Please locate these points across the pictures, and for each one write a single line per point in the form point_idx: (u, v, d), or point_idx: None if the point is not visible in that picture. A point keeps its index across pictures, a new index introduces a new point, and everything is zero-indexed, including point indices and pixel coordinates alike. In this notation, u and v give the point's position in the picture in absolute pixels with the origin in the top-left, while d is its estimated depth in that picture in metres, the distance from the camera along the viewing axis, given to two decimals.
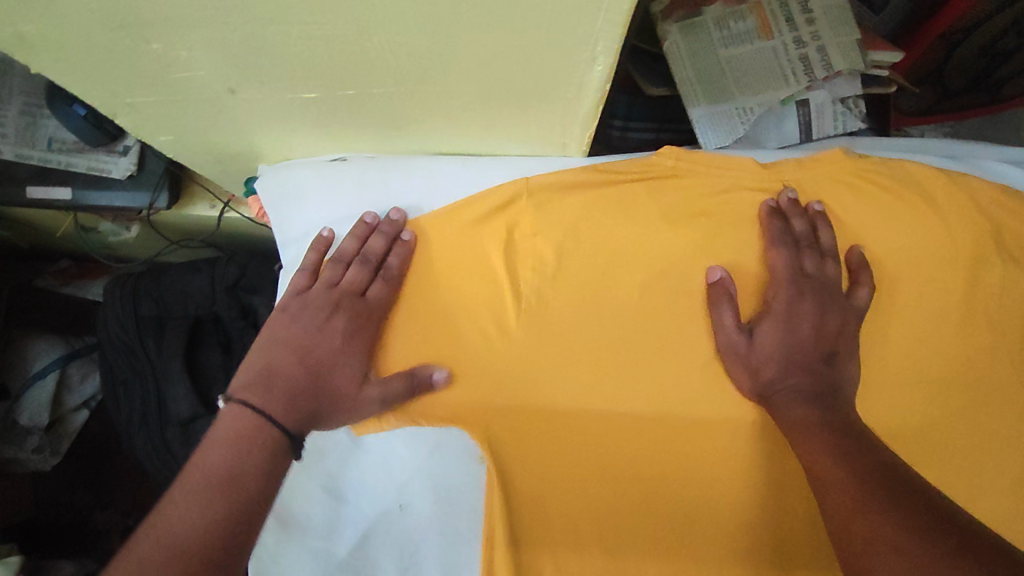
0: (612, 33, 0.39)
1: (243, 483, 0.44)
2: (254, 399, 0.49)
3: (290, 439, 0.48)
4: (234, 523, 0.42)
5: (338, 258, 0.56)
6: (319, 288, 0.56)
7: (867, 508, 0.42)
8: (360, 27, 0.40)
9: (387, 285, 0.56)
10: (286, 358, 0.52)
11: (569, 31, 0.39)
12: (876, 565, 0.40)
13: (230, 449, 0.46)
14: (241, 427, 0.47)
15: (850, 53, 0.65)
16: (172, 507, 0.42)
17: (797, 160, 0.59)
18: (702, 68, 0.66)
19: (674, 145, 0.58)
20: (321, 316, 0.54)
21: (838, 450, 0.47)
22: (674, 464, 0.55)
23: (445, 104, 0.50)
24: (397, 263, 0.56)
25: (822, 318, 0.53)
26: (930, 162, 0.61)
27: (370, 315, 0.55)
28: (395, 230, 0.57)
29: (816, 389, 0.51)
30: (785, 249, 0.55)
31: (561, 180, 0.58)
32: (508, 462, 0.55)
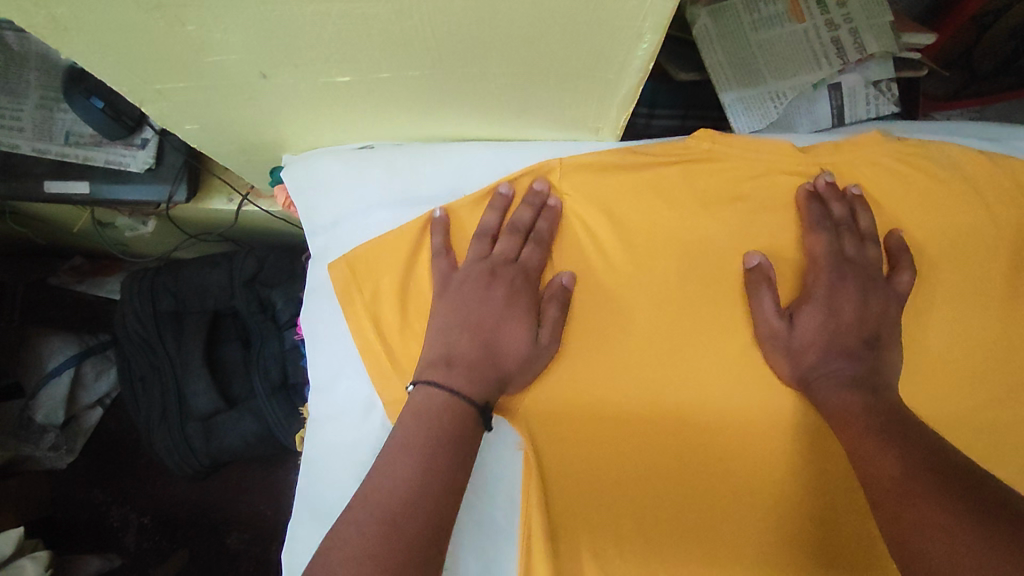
0: (659, 11, 0.38)
1: (436, 456, 0.45)
2: (437, 379, 0.49)
3: (478, 410, 0.48)
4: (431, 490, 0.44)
5: (481, 233, 0.55)
6: (468, 264, 0.54)
7: (919, 492, 0.41)
8: (401, 7, 0.39)
9: (539, 247, 0.54)
10: (459, 335, 0.51)
11: (615, 8, 0.38)
12: (926, 547, 0.39)
13: (425, 424, 0.47)
14: (436, 403, 0.48)
15: (883, 36, 0.64)
16: (379, 474, 0.44)
17: (834, 144, 0.58)
18: (733, 52, 0.65)
19: (709, 128, 0.58)
20: (480, 288, 0.53)
21: (884, 433, 0.46)
22: (713, 451, 0.54)
23: (480, 86, 0.49)
24: (547, 227, 0.55)
25: (865, 300, 0.52)
26: (964, 142, 0.60)
27: (527, 277, 0.53)
28: (541, 199, 0.55)
29: (860, 374, 0.50)
30: (824, 233, 0.53)
31: (595, 164, 0.57)
32: (545, 451, 0.54)
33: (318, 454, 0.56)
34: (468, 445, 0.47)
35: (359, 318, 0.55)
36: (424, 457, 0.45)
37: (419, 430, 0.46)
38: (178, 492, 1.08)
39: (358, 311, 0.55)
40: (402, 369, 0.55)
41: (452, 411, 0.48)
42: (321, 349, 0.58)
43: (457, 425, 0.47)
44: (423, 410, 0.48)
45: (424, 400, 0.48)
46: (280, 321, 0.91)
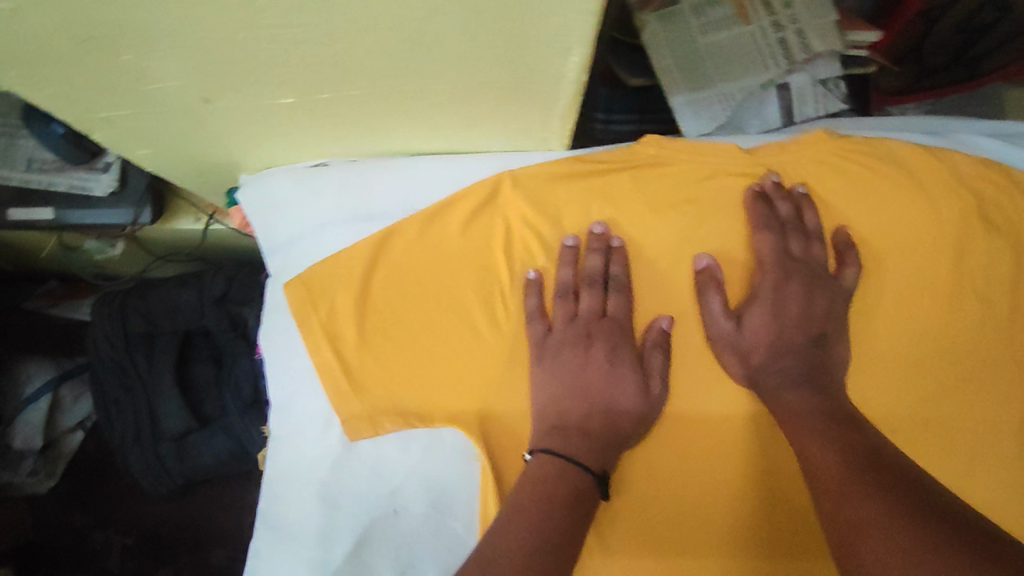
0: (584, 27, 0.39)
1: (552, 527, 0.44)
2: (555, 447, 0.50)
3: (598, 478, 0.49)
4: (545, 554, 0.43)
5: (562, 291, 0.55)
6: (561, 326, 0.54)
7: (858, 494, 0.42)
8: (330, 30, 0.40)
9: (622, 295, 0.54)
10: (570, 402, 0.52)
11: (538, 23, 0.39)
12: (863, 548, 0.40)
13: (541, 490, 0.47)
14: (550, 471, 0.48)
15: (829, 34, 0.65)
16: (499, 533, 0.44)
17: (778, 144, 0.59)
18: (681, 56, 0.65)
19: (656, 134, 0.58)
20: (579, 353, 0.53)
21: (827, 434, 0.48)
22: (672, 455, 0.55)
23: (423, 102, 0.49)
24: (621, 271, 0.55)
25: (810, 297, 0.53)
26: (909, 138, 0.60)
27: (622, 330, 0.54)
28: (604, 242, 0.55)
29: (806, 373, 0.52)
30: (771, 231, 0.54)
31: (544, 173, 0.57)
32: (504, 460, 0.54)
33: (279, 473, 0.57)
34: (574, 517, 0.46)
35: (315, 335, 0.56)
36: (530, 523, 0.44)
37: (535, 494, 0.46)
38: (159, 512, 1.08)
39: (314, 330, 0.56)
40: (359, 385, 0.55)
41: (565, 482, 0.47)
42: (280, 366, 0.58)
43: (575, 493, 0.47)
44: (539, 480, 0.47)
45: (543, 470, 0.48)
46: (250, 339, 0.91)
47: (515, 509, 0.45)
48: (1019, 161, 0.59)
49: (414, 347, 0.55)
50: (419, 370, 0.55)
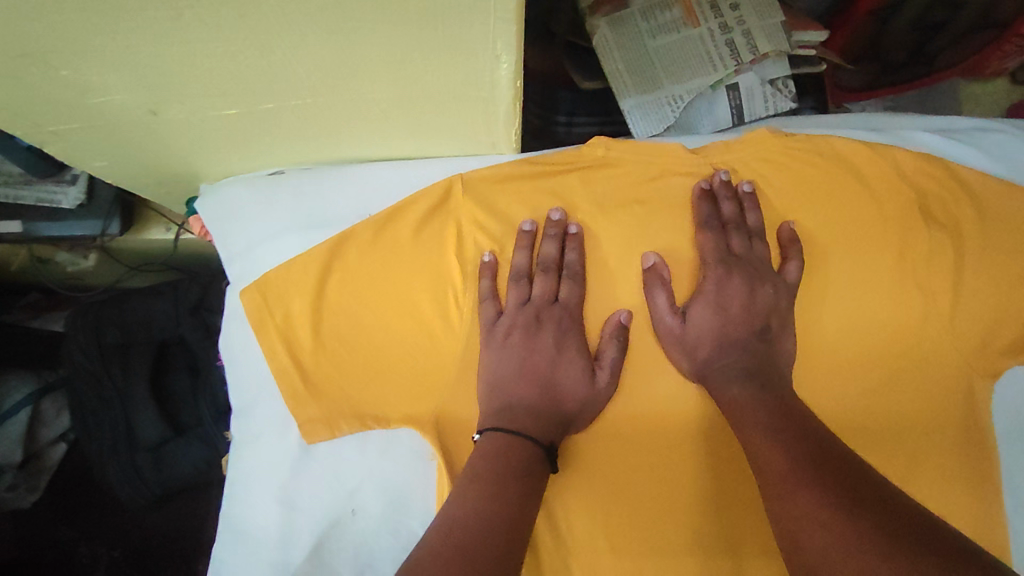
0: (507, 34, 0.40)
1: (507, 490, 0.47)
2: (503, 424, 0.51)
3: (545, 449, 0.51)
4: (499, 517, 0.45)
5: (516, 274, 0.56)
6: (511, 309, 0.55)
7: (802, 486, 0.43)
8: (261, 42, 0.41)
9: (575, 282, 0.55)
10: (517, 386, 0.53)
11: (463, 31, 0.40)
12: (809, 540, 0.40)
13: (495, 461, 0.48)
14: (502, 444, 0.50)
15: (775, 35, 0.66)
16: (455, 505, 0.45)
17: (724, 143, 0.60)
18: (631, 58, 0.67)
19: (604, 135, 0.59)
20: (527, 337, 0.54)
21: (771, 425, 0.48)
22: (624, 450, 0.56)
23: (365, 110, 0.50)
24: (575, 258, 0.56)
25: (752, 293, 0.55)
26: (851, 135, 0.61)
27: (572, 316, 0.55)
28: (561, 228, 0.56)
29: (750, 365, 0.53)
30: (711, 232, 0.56)
31: (493, 177, 0.58)
32: (459, 459, 0.54)
33: (240, 478, 0.57)
34: (526, 484, 0.48)
35: (271, 340, 0.57)
36: (484, 489, 0.46)
37: (490, 465, 0.48)
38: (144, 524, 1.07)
39: (270, 336, 0.57)
40: (315, 389, 0.56)
41: (518, 451, 0.49)
42: (240, 372, 0.59)
43: (526, 461, 0.49)
44: (489, 453, 0.49)
45: (493, 444, 0.50)
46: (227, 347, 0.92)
47: (471, 480, 0.47)
48: (962, 158, 0.60)
49: (368, 351, 0.56)
50: (374, 373, 0.56)
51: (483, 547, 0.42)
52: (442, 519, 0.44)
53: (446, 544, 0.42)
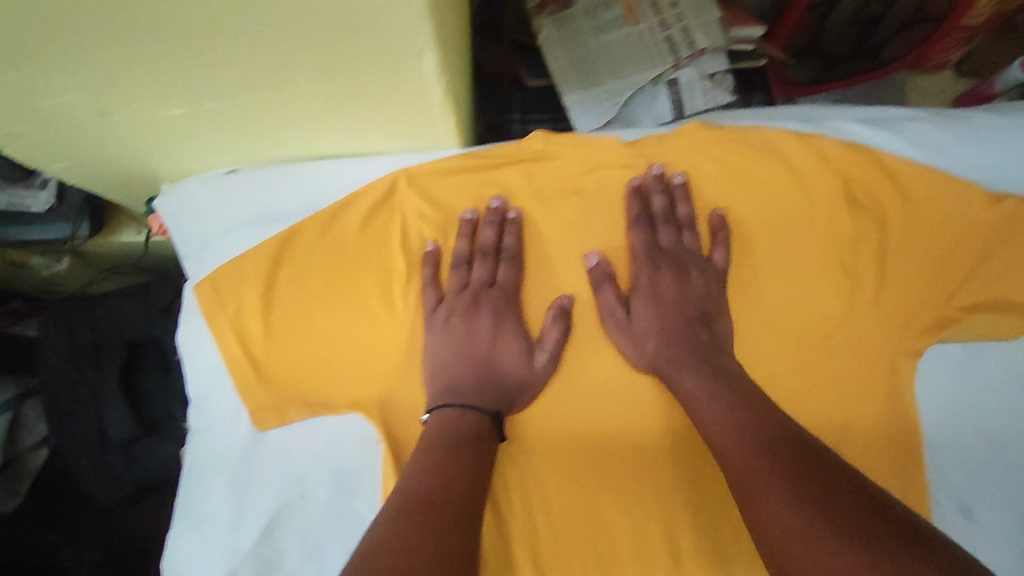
0: (423, 32, 0.42)
1: (460, 454, 0.51)
2: (449, 403, 0.55)
3: (490, 416, 0.55)
4: (457, 478, 0.49)
5: (457, 261, 0.59)
6: (452, 294, 0.58)
7: (761, 466, 0.47)
8: (195, 43, 0.43)
9: (513, 264, 0.58)
10: (458, 365, 0.56)
11: (380, 31, 0.42)
12: (770, 515, 0.44)
13: (444, 429, 0.53)
14: (448, 416, 0.54)
15: (712, 31, 0.68)
16: (413, 470, 0.49)
17: (659, 137, 0.62)
18: (574, 56, 0.69)
19: (542, 130, 0.61)
20: (466, 319, 0.57)
21: (730, 408, 0.52)
22: (563, 430, 0.58)
23: (305, 108, 0.52)
24: (513, 241, 0.58)
25: (682, 281, 0.58)
26: (783, 126, 0.64)
27: (508, 298, 0.57)
28: (499, 215, 0.59)
29: (698, 355, 0.56)
30: (642, 227, 0.59)
31: (437, 171, 0.60)
32: (404, 443, 0.57)
33: (195, 464, 0.60)
34: (478, 451, 0.52)
35: (224, 333, 0.59)
36: (438, 456, 0.50)
37: (439, 431, 0.52)
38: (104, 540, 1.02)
39: (224, 328, 0.59)
40: (267, 379, 0.59)
41: (465, 424, 0.53)
42: (196, 364, 0.61)
43: (471, 425, 0.54)
44: (440, 426, 0.53)
45: (444, 416, 0.54)
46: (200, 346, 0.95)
47: (425, 448, 0.51)
48: (886, 147, 0.63)
49: (318, 341, 0.59)
50: (324, 362, 0.58)
51: (447, 505, 0.47)
52: (403, 485, 0.48)
53: (410, 503, 0.46)
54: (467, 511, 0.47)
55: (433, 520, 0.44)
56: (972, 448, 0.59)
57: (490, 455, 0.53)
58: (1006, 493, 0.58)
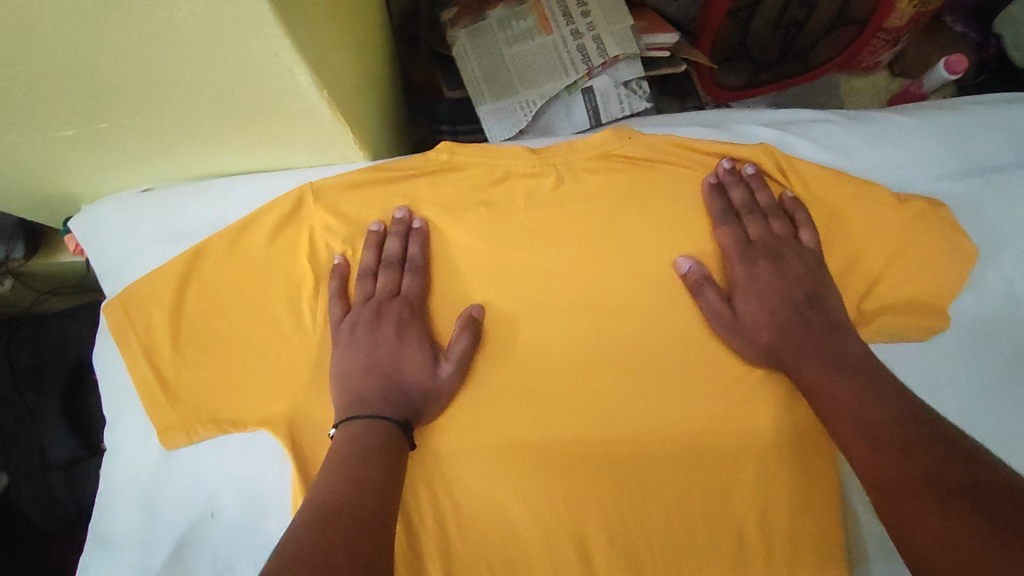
0: (283, 45, 0.41)
1: (368, 464, 0.49)
2: (354, 418, 0.52)
3: (400, 425, 0.53)
4: (364, 490, 0.47)
5: (362, 273, 0.59)
6: (357, 305, 0.58)
7: (887, 457, 0.45)
8: (61, 66, 0.42)
9: (417, 274, 0.58)
10: (363, 379, 0.55)
11: (241, 49, 0.41)
12: (907, 509, 0.42)
13: (352, 441, 0.50)
14: (359, 427, 0.51)
15: (623, 39, 0.69)
16: (322, 483, 0.47)
17: (568, 144, 0.62)
18: (488, 68, 0.70)
19: (449, 140, 0.62)
20: (370, 331, 0.56)
21: (856, 394, 0.50)
22: (473, 441, 0.57)
23: (200, 124, 0.52)
24: (418, 252, 0.59)
25: (780, 269, 0.58)
26: (690, 133, 0.64)
27: (412, 308, 0.58)
28: (404, 225, 0.59)
29: (813, 343, 0.55)
30: (729, 224, 0.59)
31: (343, 184, 0.60)
32: (313, 461, 0.56)
33: (108, 486, 0.59)
34: (388, 461, 0.50)
35: (134, 352, 0.59)
36: (346, 469, 0.48)
37: (351, 441, 0.50)
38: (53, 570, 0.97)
39: (132, 346, 0.59)
40: (177, 398, 0.58)
41: (375, 432, 0.51)
42: (108, 385, 0.61)
43: (378, 435, 0.51)
44: (348, 438, 0.51)
45: (353, 429, 0.51)
46: None
47: (335, 461, 0.49)
48: (795, 148, 0.63)
49: (227, 358, 0.59)
50: (233, 380, 0.58)
51: (358, 517, 0.44)
52: (312, 498, 0.46)
53: (316, 517, 0.44)
54: (380, 523, 0.45)
55: (340, 535, 0.42)
56: None
57: (401, 463, 0.52)
58: None
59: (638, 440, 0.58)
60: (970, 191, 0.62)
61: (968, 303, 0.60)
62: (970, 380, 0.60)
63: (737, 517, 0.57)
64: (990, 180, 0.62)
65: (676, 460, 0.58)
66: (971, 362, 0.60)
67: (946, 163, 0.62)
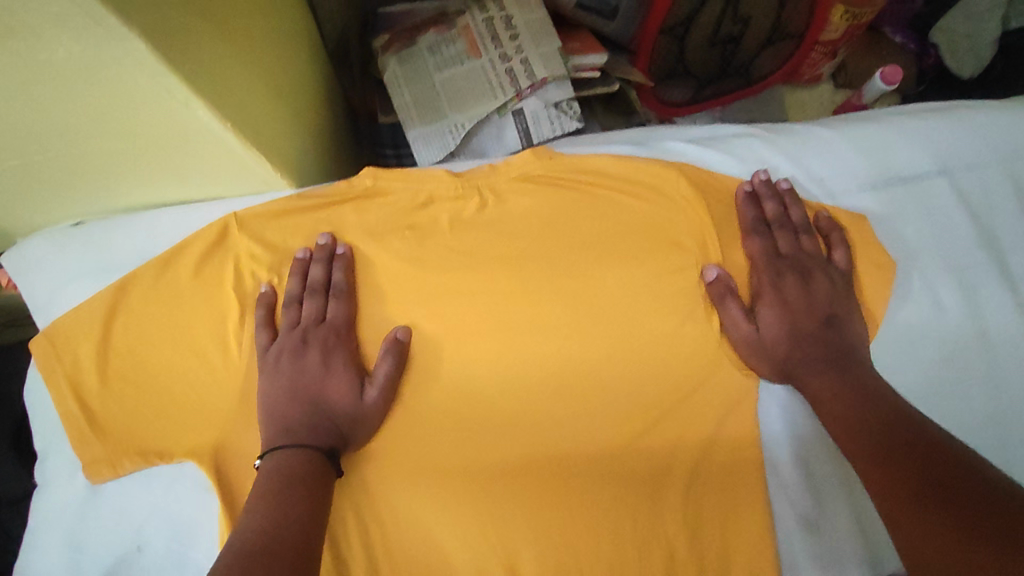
0: (171, 82, 0.41)
1: (293, 496, 0.48)
2: (278, 447, 0.52)
3: (324, 454, 0.52)
4: (291, 524, 0.46)
5: (288, 300, 0.59)
6: (284, 333, 0.58)
7: (902, 488, 0.45)
8: None
9: (342, 300, 0.59)
10: (287, 405, 0.54)
11: (133, 86, 0.41)
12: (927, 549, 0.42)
13: (278, 472, 0.50)
14: (284, 457, 0.51)
15: (551, 61, 0.70)
16: (248, 520, 0.46)
17: (490, 167, 0.63)
18: (418, 92, 0.71)
19: (373, 166, 0.63)
20: (296, 356, 0.56)
21: (861, 414, 0.51)
22: (400, 466, 0.57)
23: (113, 158, 0.52)
24: (342, 276, 0.59)
25: (807, 285, 0.58)
26: (612, 151, 0.65)
27: (338, 333, 0.58)
28: (327, 253, 0.60)
29: (826, 358, 0.55)
30: (760, 235, 0.60)
31: (269, 213, 0.61)
32: (238, 487, 0.56)
33: (37, 522, 0.58)
34: (314, 490, 0.50)
35: (60, 387, 0.59)
36: (273, 502, 0.47)
37: (278, 473, 0.50)
38: None
39: (59, 380, 0.59)
40: (103, 431, 0.58)
41: (296, 462, 0.51)
42: (37, 420, 0.60)
43: (302, 464, 0.51)
44: (271, 472, 0.50)
45: (276, 461, 0.51)
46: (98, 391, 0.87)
47: (260, 496, 0.48)
48: (713, 164, 0.64)
49: (155, 389, 0.59)
50: (160, 410, 0.58)
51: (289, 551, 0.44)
52: (237, 535, 0.45)
53: (244, 552, 0.43)
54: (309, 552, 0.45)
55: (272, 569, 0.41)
56: (820, 462, 0.57)
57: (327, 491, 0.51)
58: (851, 503, 0.56)
59: (567, 462, 0.57)
60: (886, 205, 0.62)
61: (897, 312, 0.59)
62: (898, 387, 0.57)
63: (668, 534, 0.55)
64: (909, 189, 0.62)
65: (605, 477, 0.57)
66: (896, 369, 0.58)
67: (867, 174, 0.63)
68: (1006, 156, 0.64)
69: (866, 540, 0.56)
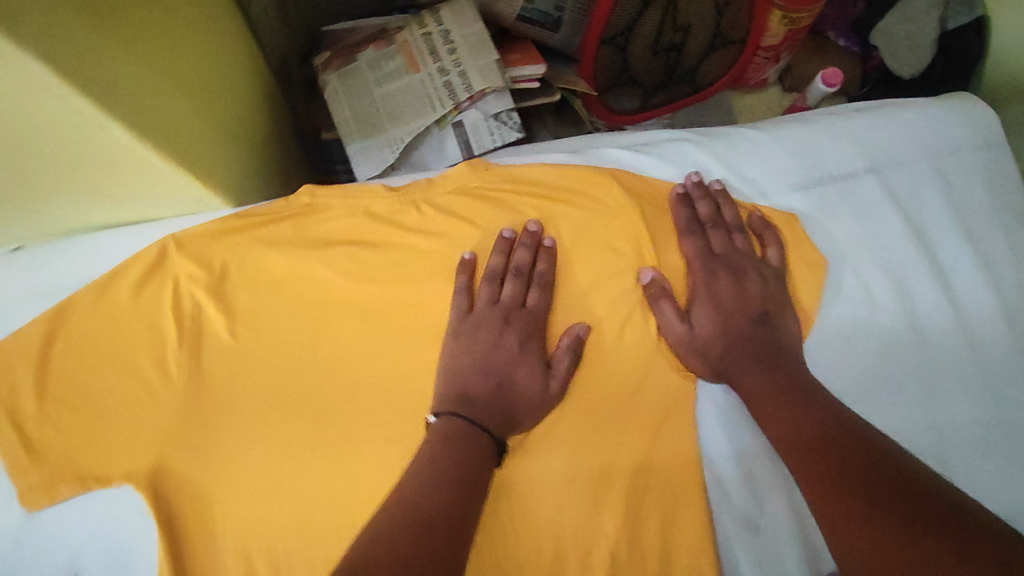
0: (77, 102, 0.41)
1: (456, 472, 0.48)
2: (463, 412, 0.53)
3: (497, 440, 0.53)
4: (455, 505, 0.47)
5: (489, 274, 0.59)
6: (482, 305, 0.58)
7: (833, 485, 0.45)
8: None
9: (544, 291, 0.59)
10: (474, 377, 0.55)
11: (38, 111, 0.41)
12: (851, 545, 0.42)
13: (450, 444, 0.50)
14: (459, 430, 0.51)
15: (489, 73, 0.70)
16: (417, 485, 0.47)
17: (426, 181, 0.64)
18: (358, 108, 0.71)
19: (310, 184, 0.64)
20: (495, 331, 0.57)
21: (790, 410, 0.51)
22: (338, 477, 0.56)
23: (40, 184, 0.51)
24: (546, 267, 0.59)
25: (740, 284, 0.58)
26: (548, 159, 0.66)
27: (537, 322, 0.58)
28: (535, 239, 0.60)
29: (760, 357, 0.55)
30: (693, 235, 0.60)
31: (206, 234, 0.61)
32: (176, 508, 0.55)
33: None
34: (478, 468, 0.50)
35: None
36: (442, 476, 0.48)
37: (452, 447, 0.50)
38: None
39: None
40: (39, 455, 0.56)
41: (471, 439, 0.51)
42: None
43: (475, 443, 0.51)
44: (444, 437, 0.51)
45: (448, 428, 0.51)
46: None
47: (429, 463, 0.49)
48: (645, 168, 0.65)
49: (93, 410, 0.58)
50: (98, 433, 0.57)
51: (443, 531, 0.44)
52: (404, 496, 0.46)
53: (408, 520, 0.44)
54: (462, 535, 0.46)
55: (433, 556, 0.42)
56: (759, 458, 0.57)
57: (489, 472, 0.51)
58: (791, 498, 0.57)
59: (509, 468, 0.56)
60: (818, 204, 0.63)
61: (829, 308, 0.60)
62: (833, 383, 0.58)
63: (609, 539, 0.54)
64: (839, 187, 0.63)
65: (551, 482, 0.56)
66: (831, 367, 0.58)
67: (799, 173, 0.64)
68: (934, 154, 0.65)
69: (806, 535, 0.56)
